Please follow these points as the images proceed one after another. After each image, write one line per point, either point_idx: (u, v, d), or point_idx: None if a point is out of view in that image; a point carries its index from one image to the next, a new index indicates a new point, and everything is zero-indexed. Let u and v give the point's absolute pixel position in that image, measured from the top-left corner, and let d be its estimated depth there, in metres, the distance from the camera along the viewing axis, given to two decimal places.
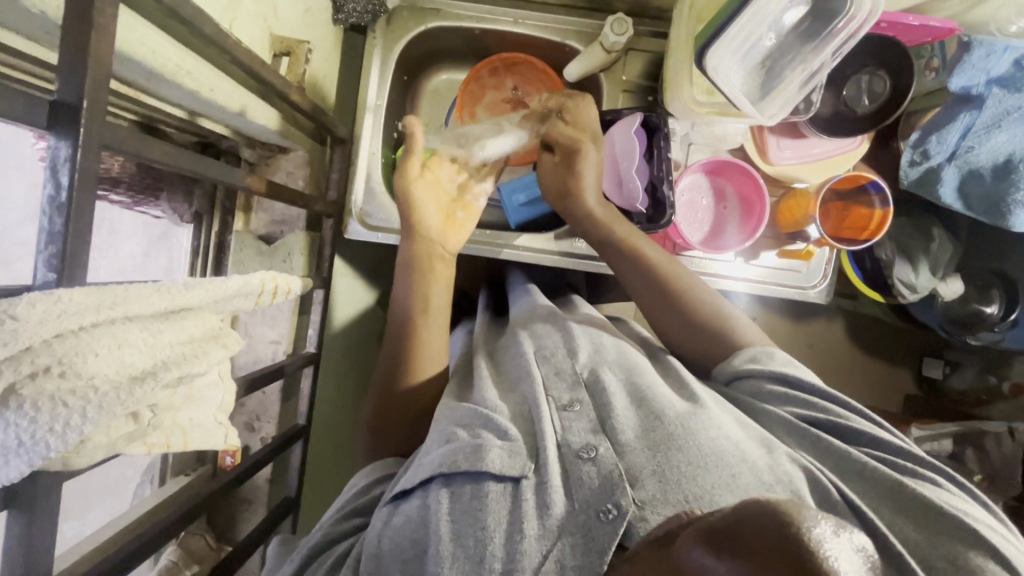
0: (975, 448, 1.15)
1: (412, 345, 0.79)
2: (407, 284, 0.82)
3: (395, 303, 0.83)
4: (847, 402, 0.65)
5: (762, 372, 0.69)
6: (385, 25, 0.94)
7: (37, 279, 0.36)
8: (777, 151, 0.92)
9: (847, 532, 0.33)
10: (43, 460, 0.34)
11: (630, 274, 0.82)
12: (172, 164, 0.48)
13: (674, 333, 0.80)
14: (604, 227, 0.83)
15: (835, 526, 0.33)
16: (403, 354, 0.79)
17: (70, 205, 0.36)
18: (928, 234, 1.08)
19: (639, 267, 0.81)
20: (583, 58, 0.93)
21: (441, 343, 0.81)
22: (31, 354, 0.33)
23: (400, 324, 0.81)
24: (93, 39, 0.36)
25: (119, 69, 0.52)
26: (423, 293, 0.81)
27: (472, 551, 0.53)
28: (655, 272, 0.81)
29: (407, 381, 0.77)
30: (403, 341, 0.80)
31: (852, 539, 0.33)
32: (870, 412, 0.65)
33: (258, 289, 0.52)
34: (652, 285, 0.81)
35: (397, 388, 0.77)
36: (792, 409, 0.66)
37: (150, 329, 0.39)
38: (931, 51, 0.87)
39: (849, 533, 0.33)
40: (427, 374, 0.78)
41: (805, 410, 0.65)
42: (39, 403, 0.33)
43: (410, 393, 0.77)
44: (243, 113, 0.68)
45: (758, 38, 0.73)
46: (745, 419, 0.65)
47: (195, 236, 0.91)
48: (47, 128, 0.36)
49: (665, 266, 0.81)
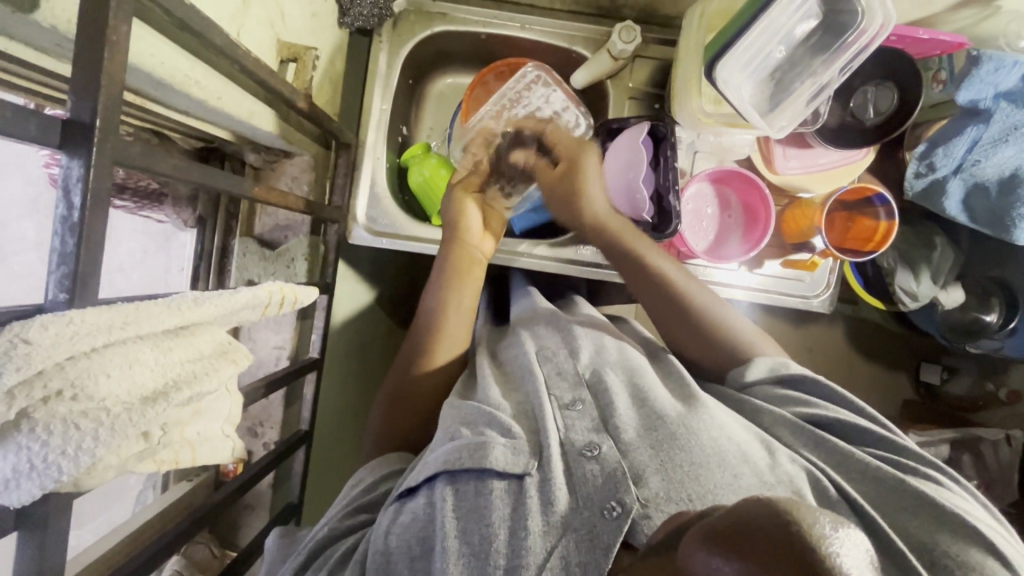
0: (971, 454, 1.16)
1: (437, 339, 0.80)
2: (438, 283, 0.82)
3: (422, 305, 0.83)
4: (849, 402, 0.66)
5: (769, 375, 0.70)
6: (392, 29, 0.94)
7: (48, 298, 0.36)
8: (784, 160, 0.91)
9: (844, 527, 0.33)
10: (54, 483, 0.34)
11: (641, 283, 0.82)
12: (181, 176, 0.48)
13: (693, 347, 0.80)
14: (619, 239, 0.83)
15: (833, 522, 0.33)
16: (421, 343, 0.80)
17: (83, 225, 0.35)
18: (930, 243, 1.08)
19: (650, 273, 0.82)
20: (590, 66, 0.92)
21: (462, 338, 0.82)
22: (43, 378, 0.33)
23: (422, 326, 0.81)
24: (106, 55, 0.35)
25: (129, 80, 0.52)
26: (454, 292, 0.81)
27: (476, 548, 0.53)
28: (665, 280, 0.81)
29: (423, 368, 0.78)
30: (422, 333, 0.81)
31: (852, 535, 0.33)
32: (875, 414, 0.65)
33: (266, 300, 0.51)
34: (660, 291, 0.81)
35: (412, 376, 0.78)
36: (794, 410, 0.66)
37: (160, 347, 0.39)
38: (939, 63, 0.88)
39: (847, 528, 0.33)
40: (442, 361, 0.79)
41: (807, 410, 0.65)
42: (51, 427, 0.33)
43: (425, 380, 0.77)
44: (250, 120, 0.67)
45: (769, 50, 0.72)
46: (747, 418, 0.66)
47: (198, 241, 0.90)
48: (59, 147, 0.36)
49: (676, 275, 0.82)
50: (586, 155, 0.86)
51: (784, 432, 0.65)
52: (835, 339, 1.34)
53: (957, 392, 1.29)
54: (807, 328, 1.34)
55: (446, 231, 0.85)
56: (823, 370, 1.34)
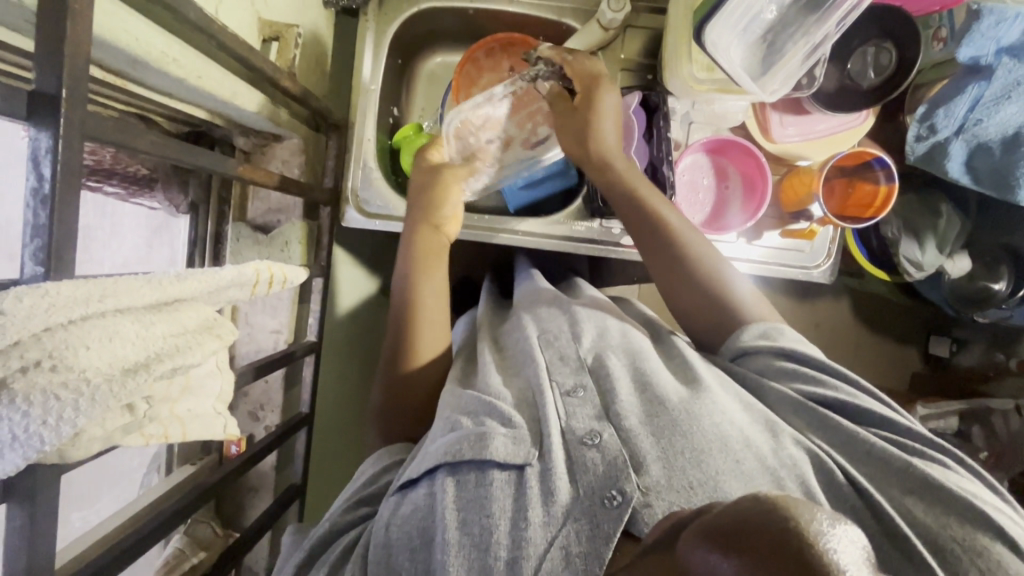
0: (981, 425, 1.13)
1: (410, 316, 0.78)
2: (406, 265, 0.81)
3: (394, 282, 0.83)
4: (858, 381, 0.65)
5: (772, 347, 0.69)
6: (378, 6, 0.92)
7: (26, 273, 0.36)
8: (781, 128, 0.90)
9: (842, 525, 0.32)
10: (38, 453, 0.34)
11: (647, 236, 0.79)
12: (162, 153, 0.48)
13: (693, 313, 0.78)
14: (626, 185, 0.80)
15: (831, 518, 0.33)
16: (402, 338, 0.78)
17: (54, 197, 0.35)
18: (935, 210, 1.06)
19: (660, 229, 0.78)
20: (581, 36, 0.90)
21: (443, 332, 0.80)
22: (20, 349, 0.33)
23: (398, 304, 0.80)
24: (68, 24, 0.35)
25: (103, 57, 0.51)
26: (424, 278, 0.80)
27: (477, 539, 0.52)
28: (671, 238, 0.78)
29: (407, 365, 0.76)
30: (401, 315, 0.79)
31: (849, 532, 0.32)
32: (882, 396, 0.64)
33: (253, 279, 0.50)
34: (668, 249, 0.78)
35: (399, 373, 0.76)
36: (799, 388, 0.65)
37: (143, 321, 0.39)
38: (940, 20, 0.85)
39: (845, 525, 0.32)
40: (427, 358, 0.77)
41: (812, 387, 0.64)
42: (30, 397, 0.33)
43: (411, 376, 0.76)
44: (233, 100, 0.66)
45: (758, 11, 0.70)
46: (751, 400, 0.65)
47: (192, 226, 0.90)
48: (29, 119, 0.35)
49: (687, 237, 0.78)
50: (604, 89, 0.80)
51: (787, 415, 0.64)
52: (839, 311, 1.32)
53: (968, 362, 1.27)
54: (810, 300, 1.32)
55: (417, 201, 0.83)
56: (827, 343, 1.32)
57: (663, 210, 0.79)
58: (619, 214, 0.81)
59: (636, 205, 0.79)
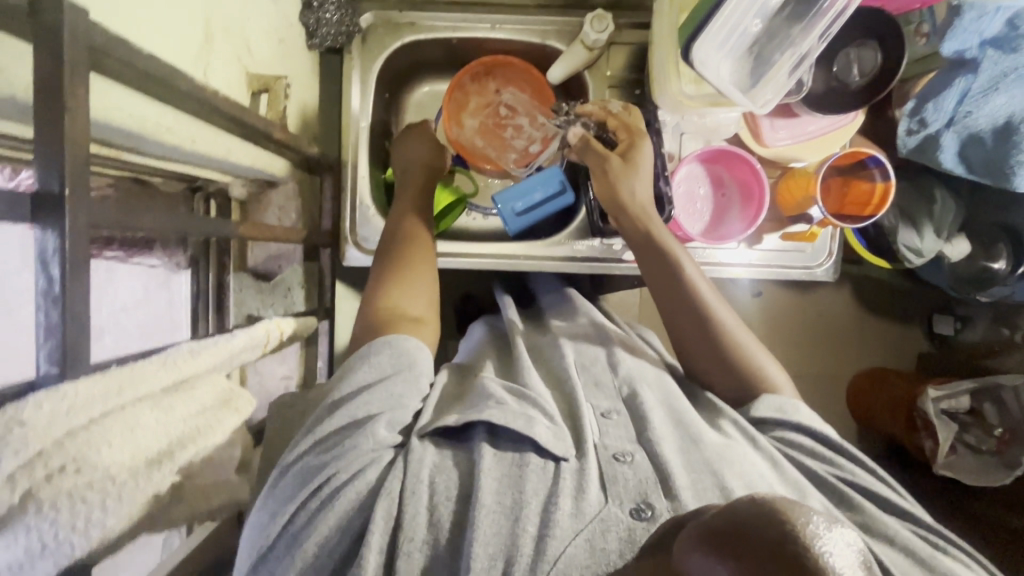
0: (993, 402, 1.11)
1: (416, 240, 0.77)
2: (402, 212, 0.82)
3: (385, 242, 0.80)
4: (886, 477, 0.66)
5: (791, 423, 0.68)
6: (362, 44, 0.93)
7: (39, 372, 0.35)
8: (772, 132, 0.90)
9: (838, 527, 0.32)
10: (68, 559, 0.33)
11: (671, 292, 0.77)
12: (165, 228, 0.47)
13: (710, 369, 0.76)
14: (654, 238, 0.78)
15: (826, 521, 0.32)
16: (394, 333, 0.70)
17: (65, 296, 0.35)
18: (930, 196, 1.06)
19: (685, 286, 0.76)
20: (566, 59, 0.91)
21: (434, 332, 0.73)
22: (42, 458, 0.32)
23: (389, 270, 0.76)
24: (66, 122, 0.35)
25: (97, 135, 0.51)
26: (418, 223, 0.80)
27: (509, 510, 0.51)
28: (696, 295, 0.76)
29: None
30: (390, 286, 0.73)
31: (845, 534, 0.31)
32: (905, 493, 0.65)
33: (263, 339, 0.56)
34: (692, 307, 0.76)
35: None
36: (824, 467, 0.65)
37: (161, 407, 0.39)
38: (920, 17, 0.89)
39: (841, 527, 0.31)
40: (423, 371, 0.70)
41: (838, 470, 0.65)
42: (57, 503, 0.32)
43: None
44: (227, 156, 0.66)
45: (745, 26, 0.71)
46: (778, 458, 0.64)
47: (193, 280, 0.87)
48: (33, 219, 0.35)
49: (710, 297, 0.76)
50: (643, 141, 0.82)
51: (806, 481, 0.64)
52: (841, 301, 1.33)
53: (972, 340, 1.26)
54: (813, 293, 1.32)
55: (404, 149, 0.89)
56: (832, 335, 1.33)
57: (689, 267, 0.77)
58: (642, 264, 0.79)
59: (663, 259, 0.77)
